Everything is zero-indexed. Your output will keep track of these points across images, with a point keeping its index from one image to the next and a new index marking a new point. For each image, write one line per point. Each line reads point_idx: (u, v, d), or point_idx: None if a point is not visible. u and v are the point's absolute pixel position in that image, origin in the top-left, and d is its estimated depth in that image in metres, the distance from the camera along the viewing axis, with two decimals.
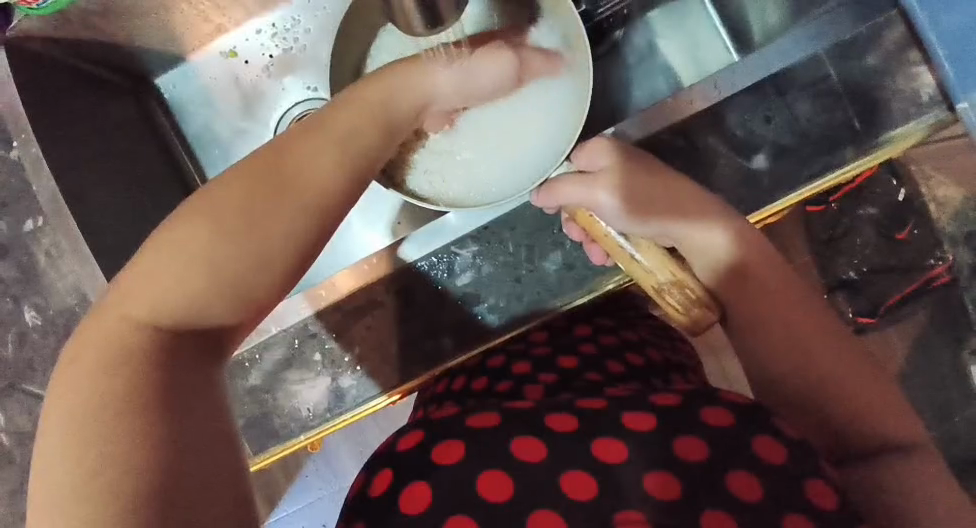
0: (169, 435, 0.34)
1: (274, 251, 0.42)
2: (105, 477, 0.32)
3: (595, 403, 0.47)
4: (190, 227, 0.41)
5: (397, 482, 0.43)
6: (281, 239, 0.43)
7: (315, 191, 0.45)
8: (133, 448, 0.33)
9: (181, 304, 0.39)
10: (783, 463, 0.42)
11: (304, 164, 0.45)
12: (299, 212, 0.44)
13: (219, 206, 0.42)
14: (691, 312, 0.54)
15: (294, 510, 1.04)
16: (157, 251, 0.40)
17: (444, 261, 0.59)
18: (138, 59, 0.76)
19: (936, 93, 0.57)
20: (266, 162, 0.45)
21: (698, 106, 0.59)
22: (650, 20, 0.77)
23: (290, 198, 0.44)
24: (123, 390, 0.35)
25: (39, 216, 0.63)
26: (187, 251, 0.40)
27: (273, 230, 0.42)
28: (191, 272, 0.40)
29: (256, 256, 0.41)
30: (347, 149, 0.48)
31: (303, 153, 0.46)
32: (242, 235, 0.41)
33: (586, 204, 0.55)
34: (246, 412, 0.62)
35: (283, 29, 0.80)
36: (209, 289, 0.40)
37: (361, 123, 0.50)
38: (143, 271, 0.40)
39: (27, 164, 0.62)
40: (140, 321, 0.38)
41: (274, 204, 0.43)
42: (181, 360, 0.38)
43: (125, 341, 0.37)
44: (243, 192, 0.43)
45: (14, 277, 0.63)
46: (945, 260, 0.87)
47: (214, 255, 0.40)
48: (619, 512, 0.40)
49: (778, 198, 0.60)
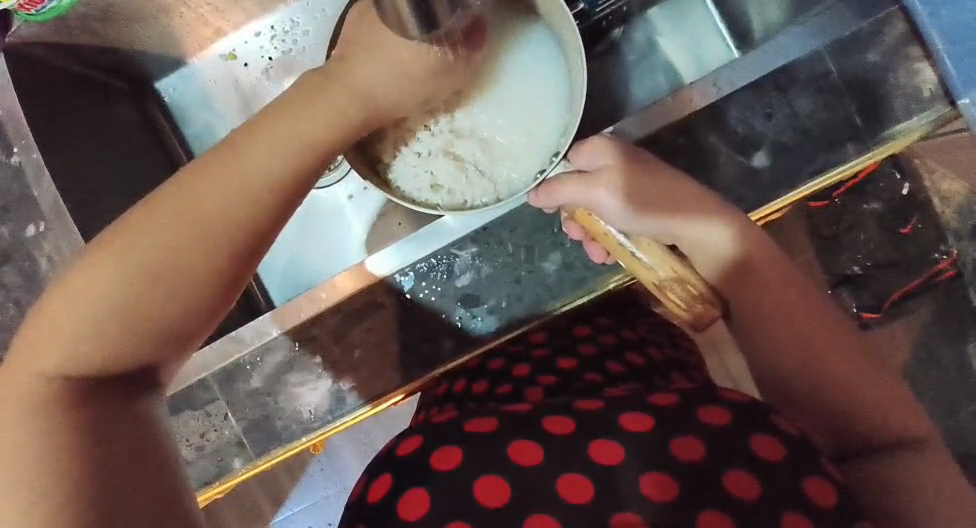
0: (92, 479, 0.35)
1: (192, 281, 0.40)
2: (41, 510, 0.34)
3: (592, 404, 0.46)
4: (117, 249, 0.40)
5: (396, 489, 0.43)
6: (201, 268, 0.40)
7: (238, 215, 0.41)
8: (57, 492, 0.35)
9: (104, 346, 0.39)
10: (779, 460, 0.42)
11: (223, 186, 0.41)
12: (221, 239, 0.41)
13: (129, 241, 0.40)
14: (693, 309, 0.55)
15: (298, 509, 1.05)
16: (88, 271, 0.40)
17: (444, 262, 0.59)
18: (137, 64, 0.76)
19: (938, 88, 0.57)
20: (204, 169, 0.41)
21: (698, 103, 0.58)
22: (650, 17, 0.77)
23: (208, 226, 0.40)
24: (39, 440, 0.36)
25: (41, 221, 0.63)
26: (95, 293, 0.39)
27: (206, 249, 0.40)
28: (117, 298, 0.39)
29: (174, 289, 0.40)
30: (280, 161, 0.42)
31: (240, 162, 0.41)
32: (154, 271, 0.40)
33: (585, 202, 0.55)
34: (248, 415, 0.62)
35: (282, 31, 0.80)
36: (125, 328, 0.39)
37: (318, 112, 0.44)
38: (55, 316, 0.39)
39: (29, 171, 0.62)
40: (52, 370, 0.38)
41: (204, 220, 0.40)
42: (97, 401, 0.38)
43: (40, 390, 0.38)
44: (174, 212, 0.41)
45: (17, 282, 0.63)
46: (950, 254, 0.87)
47: (128, 295, 0.39)
48: (615, 514, 0.40)
49: (778, 196, 0.60)
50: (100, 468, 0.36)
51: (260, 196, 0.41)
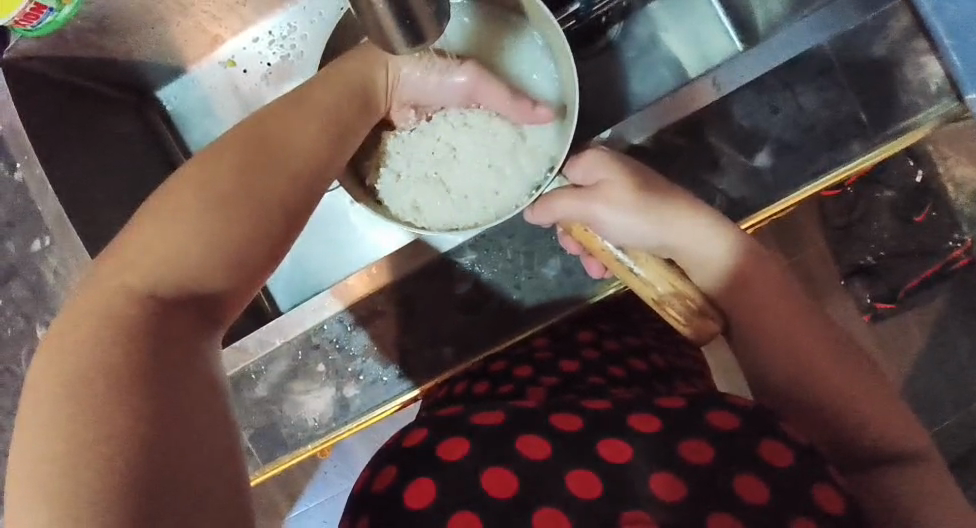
0: (154, 418, 0.34)
1: (263, 212, 0.42)
2: (98, 456, 0.32)
3: (600, 405, 0.46)
4: (179, 199, 0.41)
5: (400, 479, 0.42)
6: (269, 202, 0.42)
7: (298, 158, 0.45)
8: (119, 429, 0.32)
9: (175, 280, 0.39)
10: (789, 467, 0.42)
11: (283, 135, 0.46)
12: (284, 179, 0.44)
13: (207, 174, 0.42)
14: (693, 323, 0.51)
15: (313, 505, 1.06)
16: (150, 222, 0.40)
17: (443, 269, 0.59)
18: (137, 73, 0.77)
19: (944, 83, 0.56)
20: (249, 133, 0.45)
21: (702, 101, 0.57)
22: (650, 11, 0.76)
23: (274, 166, 0.44)
24: (105, 370, 0.34)
25: (46, 235, 0.64)
26: (182, 216, 0.40)
27: (264, 196, 0.42)
28: (182, 241, 0.39)
29: (248, 216, 0.41)
30: (322, 119, 0.48)
31: (286, 126, 0.46)
32: (229, 199, 0.41)
33: (579, 218, 0.53)
34: (255, 423, 0.63)
35: (280, 37, 0.80)
36: (201, 254, 0.39)
37: (339, 94, 0.50)
38: (139, 242, 0.40)
39: (33, 186, 0.63)
40: (137, 289, 0.38)
41: (261, 172, 0.43)
42: (167, 334, 0.37)
43: (119, 312, 0.37)
44: (233, 165, 0.43)
45: (26, 295, 0.64)
46: (964, 242, 0.86)
47: (206, 226, 0.40)
48: (626, 512, 0.40)
49: (783, 196, 0.58)
50: (162, 410, 0.34)
51: (313, 145, 0.46)
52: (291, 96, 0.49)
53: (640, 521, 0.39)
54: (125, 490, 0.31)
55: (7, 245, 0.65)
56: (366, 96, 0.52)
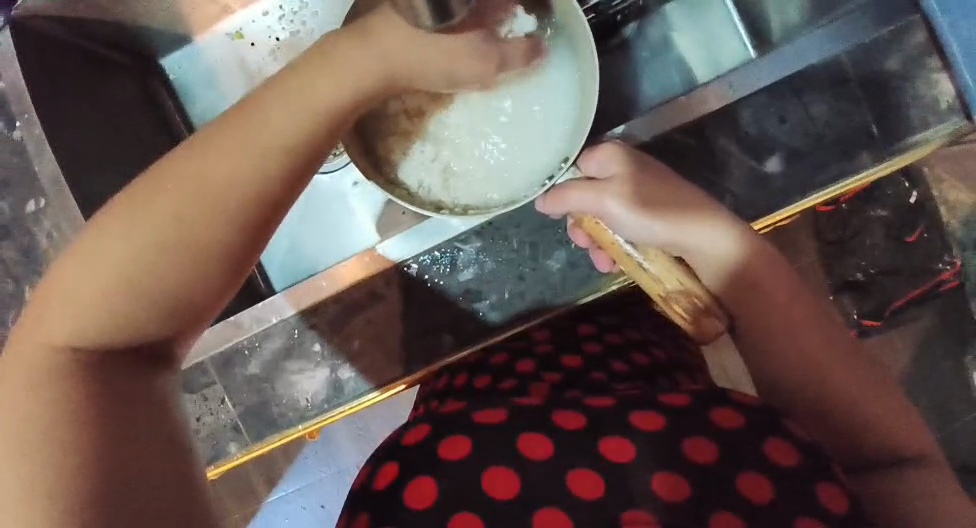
0: (107, 443, 0.35)
1: (203, 264, 0.38)
2: (45, 484, 0.33)
3: (603, 401, 0.46)
4: (108, 242, 0.38)
5: (402, 476, 0.43)
6: (212, 254, 0.38)
7: (242, 195, 0.38)
8: (69, 460, 0.34)
9: (107, 328, 0.38)
10: (793, 465, 0.42)
11: (234, 161, 0.38)
12: (226, 217, 0.38)
13: (144, 212, 0.38)
14: (699, 320, 0.53)
15: (292, 489, 1.05)
16: (75, 263, 0.38)
17: (446, 255, 0.59)
18: (143, 39, 0.75)
19: (955, 101, 0.56)
20: (195, 156, 0.39)
21: (713, 105, 0.58)
22: (665, 12, 0.76)
23: (220, 205, 0.38)
24: (47, 411, 0.35)
25: (41, 197, 0.62)
26: (110, 268, 0.37)
27: (205, 243, 0.38)
28: (112, 288, 0.37)
29: (183, 270, 0.38)
30: (285, 134, 0.39)
31: (239, 147, 0.38)
32: (167, 255, 0.38)
33: (592, 210, 0.53)
34: (245, 400, 0.62)
35: (291, 12, 0.78)
36: (133, 309, 0.38)
37: (314, 100, 0.40)
38: (67, 287, 0.38)
39: (31, 144, 0.61)
40: (64, 342, 0.37)
41: (207, 209, 0.38)
42: (107, 374, 0.37)
43: (45, 365, 0.36)
44: (172, 201, 0.38)
45: (16, 258, 0.63)
46: (954, 264, 0.87)
47: (138, 275, 0.38)
48: (626, 512, 0.40)
49: (789, 203, 0.59)
50: (115, 435, 0.35)
51: (270, 173, 0.39)
52: (257, 95, 0.40)
53: (637, 521, 0.39)
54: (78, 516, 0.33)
55: None
56: (349, 101, 0.41)
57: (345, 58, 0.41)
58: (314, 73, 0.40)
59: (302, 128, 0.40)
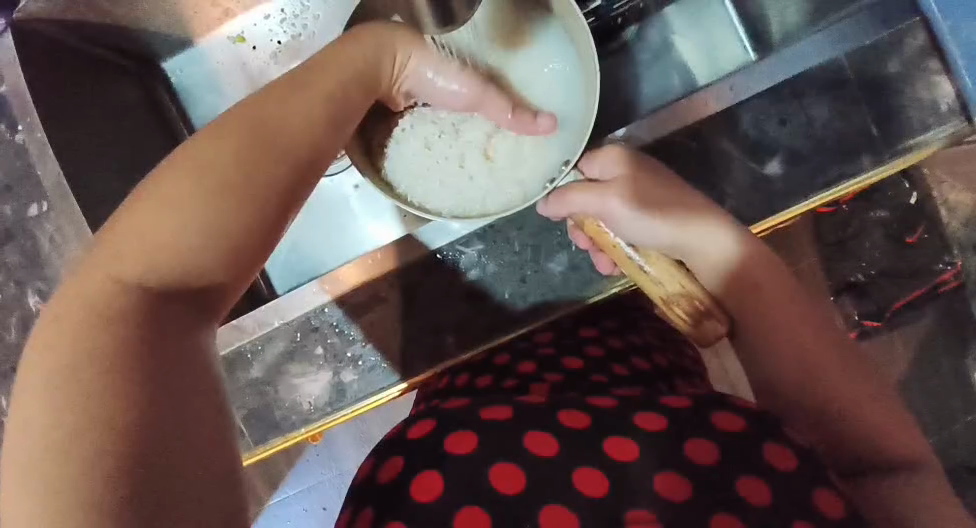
0: (152, 409, 0.32)
1: (261, 194, 0.39)
2: (84, 454, 0.30)
3: (605, 402, 0.47)
4: (173, 178, 0.37)
5: (406, 471, 0.43)
6: (270, 183, 0.39)
7: (288, 137, 0.41)
8: (117, 421, 0.31)
9: (170, 266, 0.36)
10: (791, 468, 0.42)
11: (272, 112, 0.41)
12: (289, 161, 0.40)
13: (203, 152, 0.38)
14: (700, 323, 0.53)
15: (292, 492, 1.05)
16: (141, 205, 0.37)
17: (449, 259, 0.59)
18: (145, 42, 0.75)
19: (955, 103, 0.56)
20: (252, 109, 0.41)
21: (712, 107, 0.58)
22: (666, 15, 0.76)
23: (277, 146, 0.40)
24: (101, 362, 0.32)
25: (44, 201, 0.63)
26: (179, 201, 0.36)
27: (268, 182, 0.39)
28: (178, 223, 0.36)
29: (243, 199, 0.38)
30: (309, 99, 0.43)
31: (291, 102, 0.42)
32: (233, 189, 0.38)
33: (595, 213, 0.53)
34: (248, 404, 0.62)
35: (292, 15, 0.79)
36: (194, 244, 0.36)
37: (351, 65, 0.46)
38: (126, 230, 0.36)
39: (32, 149, 0.61)
40: (125, 278, 0.35)
41: (268, 153, 0.40)
42: (164, 326, 0.35)
43: (109, 306, 0.34)
44: (236, 145, 0.39)
45: (19, 261, 0.63)
46: (954, 265, 0.88)
47: (206, 207, 0.37)
48: (629, 511, 0.40)
49: (790, 206, 0.59)
50: (160, 410, 0.32)
51: (304, 124, 0.42)
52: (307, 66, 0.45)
53: (642, 518, 0.39)
54: (116, 487, 0.30)
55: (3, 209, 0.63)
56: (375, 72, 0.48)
57: (348, 45, 0.47)
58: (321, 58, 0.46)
59: (321, 94, 0.44)
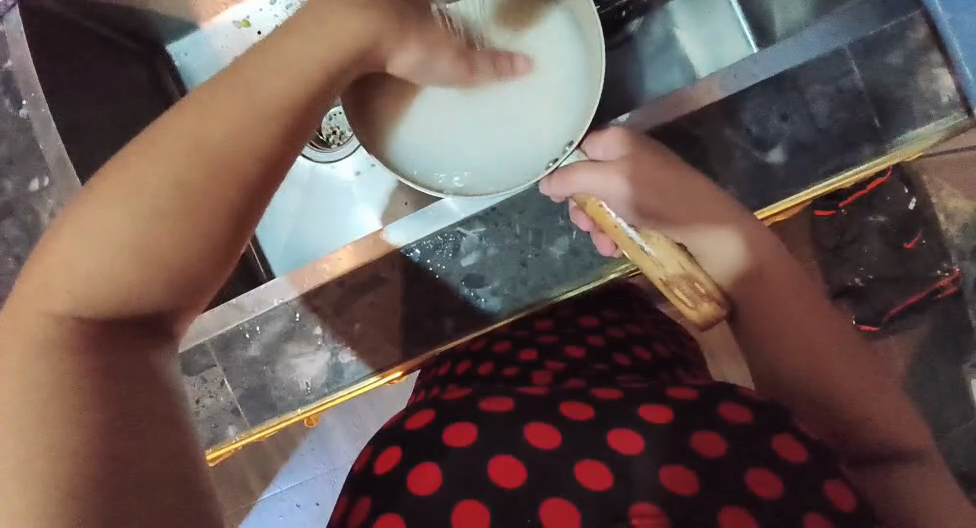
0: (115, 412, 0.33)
1: (201, 230, 0.37)
2: (51, 463, 0.31)
3: (609, 394, 0.47)
4: (104, 211, 0.36)
5: (405, 462, 0.42)
6: (212, 220, 0.37)
7: (234, 155, 0.38)
8: (70, 430, 0.31)
9: (107, 295, 0.36)
10: (801, 461, 0.42)
11: (216, 132, 0.38)
12: (227, 182, 0.38)
13: (144, 175, 0.37)
14: (699, 306, 0.53)
15: (286, 487, 1.05)
16: (71, 236, 0.36)
17: (450, 241, 0.58)
18: (151, 25, 0.75)
19: (955, 96, 0.57)
20: (185, 121, 0.38)
21: (716, 95, 0.58)
22: (669, 9, 0.76)
23: (210, 163, 0.37)
24: (46, 381, 0.33)
25: (46, 176, 0.62)
26: (111, 235, 0.36)
27: (204, 205, 0.37)
28: (113, 258, 0.36)
29: (182, 237, 0.37)
30: (263, 109, 0.39)
31: (230, 111, 0.38)
32: (165, 217, 0.36)
33: (598, 192, 0.54)
34: (245, 384, 0.62)
35: (298, 2, 0.79)
36: (130, 278, 0.36)
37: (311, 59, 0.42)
38: (65, 255, 0.36)
39: (36, 125, 0.61)
40: (63, 310, 0.35)
41: (204, 174, 0.37)
42: (111, 338, 0.35)
43: (47, 331, 0.34)
44: (168, 168, 0.37)
45: (18, 236, 0.63)
46: (952, 271, 0.87)
47: (138, 240, 0.36)
48: (632, 506, 0.39)
49: (791, 195, 0.60)
50: (118, 412, 0.33)
51: (249, 133, 0.38)
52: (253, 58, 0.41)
53: (648, 513, 0.39)
54: (88, 486, 0.30)
55: (4, 184, 0.63)
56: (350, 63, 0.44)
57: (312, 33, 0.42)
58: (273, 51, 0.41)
59: (280, 97, 0.40)
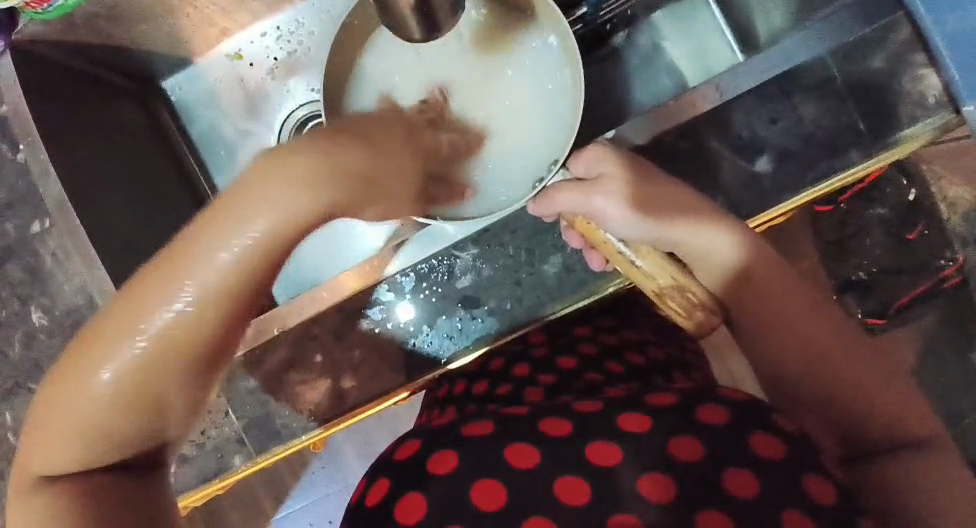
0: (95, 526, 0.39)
1: (199, 341, 0.40)
2: None
3: (590, 405, 0.46)
4: (138, 299, 0.38)
5: (393, 493, 0.43)
6: (190, 355, 0.40)
7: (244, 272, 0.39)
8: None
9: (135, 395, 0.40)
10: (775, 455, 0.42)
11: (244, 233, 0.39)
12: (233, 293, 0.39)
13: (191, 255, 0.38)
14: (694, 315, 0.55)
15: (298, 507, 1.05)
16: (111, 323, 0.39)
17: (444, 264, 0.59)
18: (143, 62, 0.76)
19: (942, 95, 0.56)
20: (207, 221, 0.39)
21: (701, 107, 0.58)
22: (654, 21, 0.77)
23: (229, 282, 0.39)
24: (72, 495, 0.40)
25: (46, 218, 0.64)
26: (139, 315, 0.38)
27: (206, 305, 0.39)
28: (136, 359, 0.39)
29: (195, 340, 0.40)
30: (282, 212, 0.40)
31: (237, 215, 0.39)
32: (182, 322, 0.39)
33: (583, 211, 0.55)
34: (249, 413, 0.63)
35: (288, 32, 0.80)
36: (147, 384, 0.40)
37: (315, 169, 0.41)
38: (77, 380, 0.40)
39: (35, 169, 0.62)
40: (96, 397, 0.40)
41: (204, 276, 0.38)
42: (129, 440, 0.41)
43: (84, 412, 0.40)
44: (182, 258, 0.38)
45: (22, 277, 0.64)
46: (955, 260, 0.87)
47: (166, 334, 0.39)
48: (615, 515, 0.40)
49: (783, 200, 0.59)
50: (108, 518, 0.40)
51: (263, 253, 0.40)
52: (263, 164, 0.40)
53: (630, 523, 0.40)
54: None
55: (4, 226, 0.64)
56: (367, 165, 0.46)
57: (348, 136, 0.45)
58: (271, 176, 0.40)
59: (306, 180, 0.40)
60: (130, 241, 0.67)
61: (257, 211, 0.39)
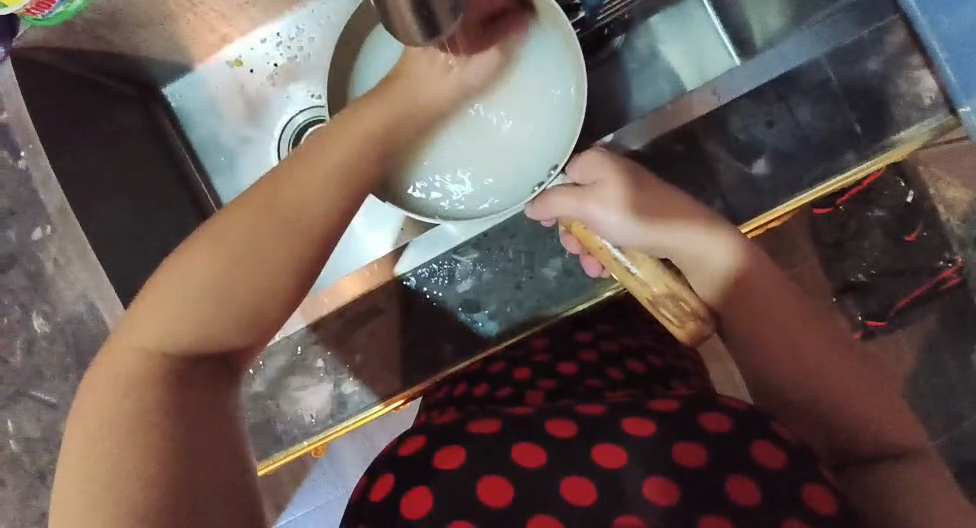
0: (159, 449, 0.39)
1: (259, 291, 0.45)
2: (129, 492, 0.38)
3: (594, 409, 0.46)
4: (197, 255, 0.45)
5: (397, 489, 0.43)
6: (251, 298, 0.45)
7: (302, 223, 0.47)
8: (136, 469, 0.38)
9: (192, 336, 0.44)
10: (780, 466, 0.42)
11: (299, 192, 0.47)
12: (291, 247, 0.46)
13: (249, 216, 0.46)
14: (686, 325, 0.54)
15: (299, 514, 1.05)
16: (167, 281, 0.45)
17: (445, 268, 0.59)
18: (144, 69, 0.77)
19: (938, 97, 0.57)
20: (267, 192, 0.47)
21: (698, 111, 0.58)
22: (651, 25, 0.77)
23: (288, 232, 0.46)
24: (126, 425, 0.40)
25: (47, 224, 0.64)
26: (203, 269, 0.45)
27: (266, 260, 0.45)
28: (200, 302, 0.44)
29: (256, 285, 0.45)
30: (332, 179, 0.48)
31: (300, 182, 0.47)
32: (247, 267, 0.45)
33: (579, 216, 0.55)
34: (250, 419, 0.63)
35: (287, 39, 0.80)
36: (210, 320, 0.44)
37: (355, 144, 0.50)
38: (122, 360, 0.43)
39: (37, 177, 0.62)
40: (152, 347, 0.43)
41: (268, 230, 0.46)
42: (178, 387, 0.42)
43: (135, 371, 0.42)
44: (249, 219, 0.46)
45: (24, 284, 0.64)
46: (954, 262, 0.86)
47: (226, 279, 0.44)
48: (619, 515, 0.40)
49: (780, 203, 0.60)
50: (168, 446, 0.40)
51: (315, 208, 0.47)
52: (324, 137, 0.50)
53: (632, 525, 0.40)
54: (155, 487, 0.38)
55: (6, 233, 0.65)
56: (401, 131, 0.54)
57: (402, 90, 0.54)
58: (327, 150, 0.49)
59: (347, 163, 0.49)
60: (132, 247, 0.67)
61: (309, 185, 0.48)
